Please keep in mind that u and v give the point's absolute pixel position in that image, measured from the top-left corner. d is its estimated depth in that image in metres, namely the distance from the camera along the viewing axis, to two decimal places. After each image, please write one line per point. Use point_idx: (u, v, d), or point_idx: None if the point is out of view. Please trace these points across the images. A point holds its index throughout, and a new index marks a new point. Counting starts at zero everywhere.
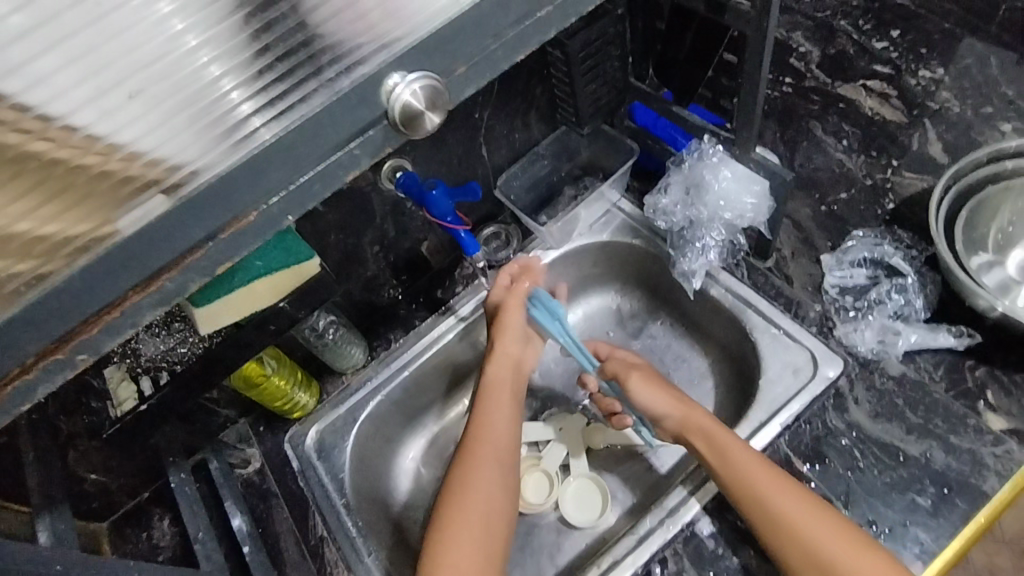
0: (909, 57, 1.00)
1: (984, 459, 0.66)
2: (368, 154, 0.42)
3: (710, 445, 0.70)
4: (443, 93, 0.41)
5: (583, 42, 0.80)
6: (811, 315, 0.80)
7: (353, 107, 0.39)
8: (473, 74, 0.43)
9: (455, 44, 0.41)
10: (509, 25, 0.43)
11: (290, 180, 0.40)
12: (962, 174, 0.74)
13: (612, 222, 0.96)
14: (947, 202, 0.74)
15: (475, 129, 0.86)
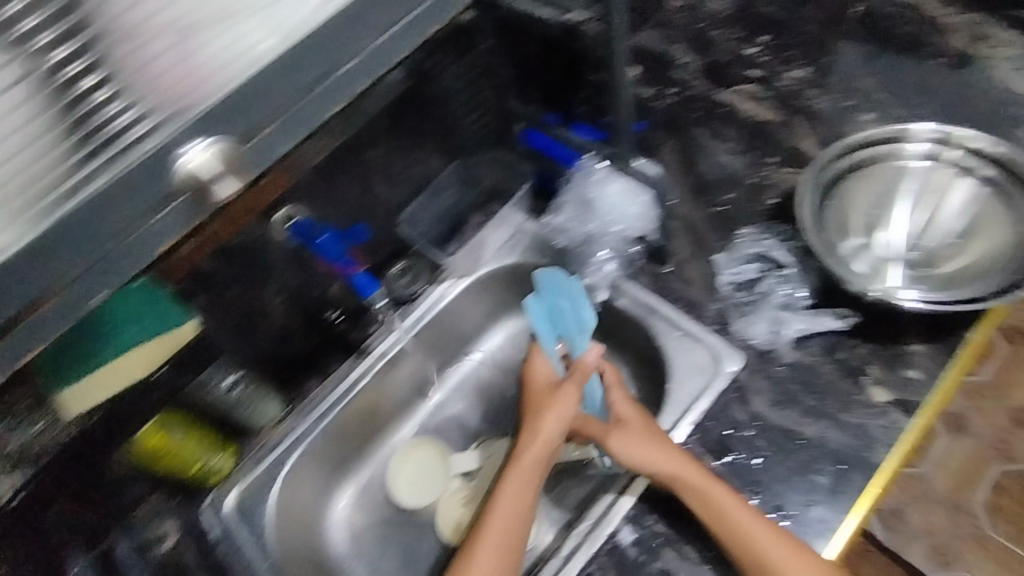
0: (778, 59, 1.07)
1: (873, 431, 0.71)
2: (180, 220, 0.46)
3: (701, 500, 0.67)
4: (239, 161, 0.46)
5: (453, 75, 0.85)
6: (710, 313, 0.83)
7: (140, 183, 0.42)
8: (281, 134, 0.48)
9: (253, 109, 0.45)
10: (308, 88, 0.47)
11: (96, 251, 0.43)
12: (822, 171, 0.80)
13: (521, 243, 0.96)
14: (816, 194, 0.78)
15: (368, 168, 0.85)
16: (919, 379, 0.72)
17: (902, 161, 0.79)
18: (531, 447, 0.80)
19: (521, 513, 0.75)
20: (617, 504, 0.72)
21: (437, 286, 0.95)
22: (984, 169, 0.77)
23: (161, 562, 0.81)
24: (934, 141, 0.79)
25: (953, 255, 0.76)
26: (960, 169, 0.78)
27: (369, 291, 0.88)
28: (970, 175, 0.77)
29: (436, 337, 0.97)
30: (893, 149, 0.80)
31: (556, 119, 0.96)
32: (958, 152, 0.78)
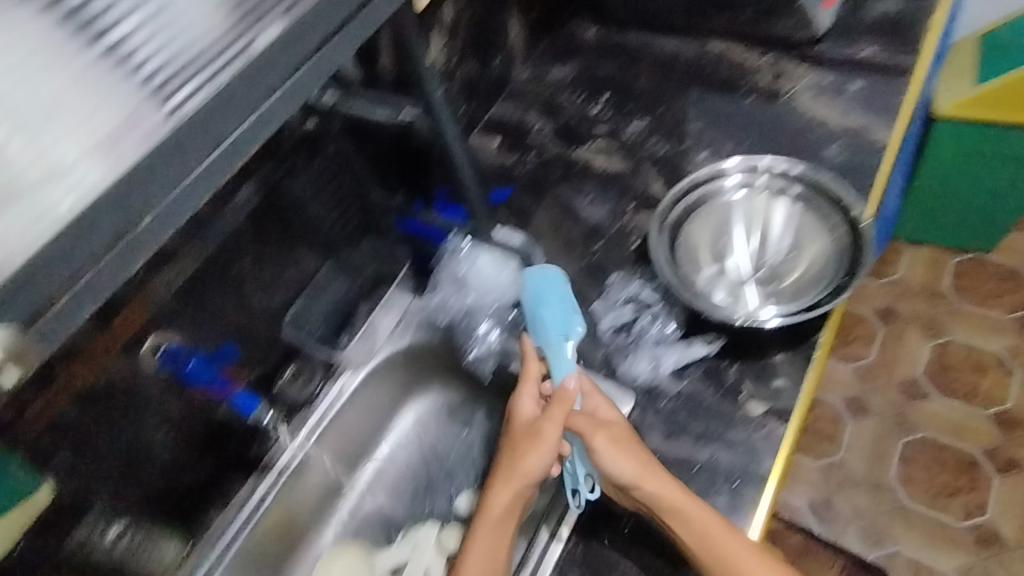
0: (620, 114, 1.18)
1: (756, 443, 0.76)
2: None
3: (685, 521, 0.67)
4: (33, 346, 0.43)
5: (308, 180, 0.86)
6: (597, 360, 0.87)
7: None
8: (105, 276, 0.46)
9: (68, 257, 0.43)
10: (101, 252, 0.45)
11: None
12: (664, 217, 0.87)
13: (411, 325, 0.99)
14: (663, 241, 0.85)
15: (240, 279, 0.84)
16: (787, 386, 0.79)
17: (725, 195, 0.88)
18: (508, 493, 0.72)
19: (495, 568, 0.69)
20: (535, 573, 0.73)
21: (333, 383, 0.96)
22: (792, 187, 0.87)
23: None
24: (744, 172, 0.88)
25: (792, 267, 0.83)
26: (773, 192, 0.87)
27: (249, 408, 0.88)
28: (784, 195, 0.87)
29: (342, 435, 0.96)
30: (714, 186, 0.88)
31: (421, 203, 1.01)
32: (766, 177, 0.88)
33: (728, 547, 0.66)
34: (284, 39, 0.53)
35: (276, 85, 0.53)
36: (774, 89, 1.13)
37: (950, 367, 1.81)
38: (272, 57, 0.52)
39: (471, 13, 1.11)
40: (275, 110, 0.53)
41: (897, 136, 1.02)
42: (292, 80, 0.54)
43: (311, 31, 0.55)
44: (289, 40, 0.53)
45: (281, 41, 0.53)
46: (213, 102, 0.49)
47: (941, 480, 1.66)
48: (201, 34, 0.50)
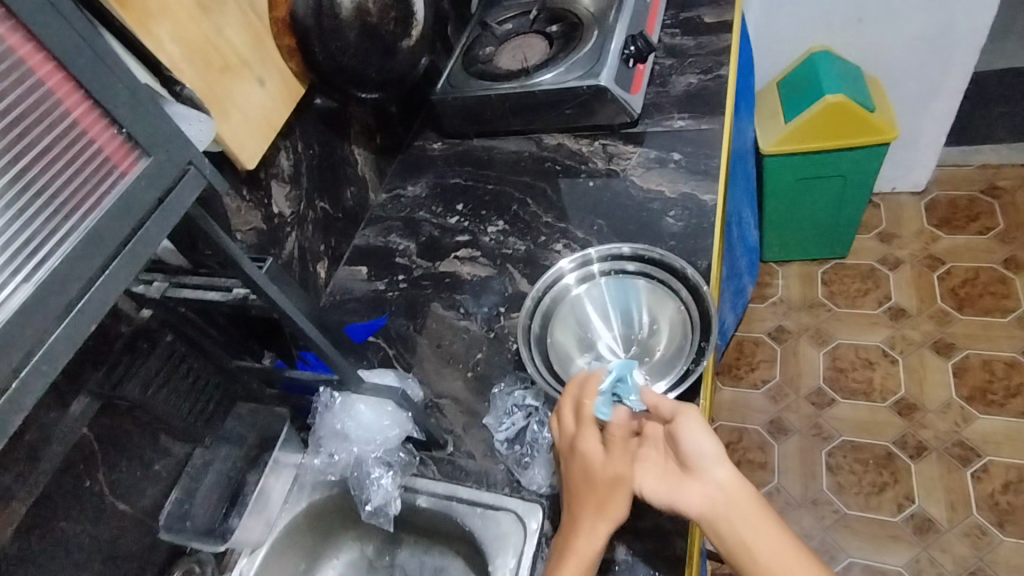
0: (477, 219, 1.23)
1: (667, 525, 0.79)
2: None
3: (751, 506, 0.68)
4: None
5: (145, 377, 0.78)
6: (500, 478, 0.85)
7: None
8: None
9: None
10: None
11: None
12: (527, 328, 0.88)
13: (305, 486, 0.94)
14: (534, 355, 0.86)
15: (96, 496, 0.77)
16: None
17: (572, 292, 0.91)
18: (602, 522, 0.70)
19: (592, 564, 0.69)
20: None
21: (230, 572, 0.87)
22: (628, 265, 0.92)
23: None
24: (578, 267, 0.92)
25: (658, 338, 0.87)
26: (612, 274, 0.91)
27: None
28: (623, 275, 0.91)
29: None
30: (558, 289, 0.91)
31: (282, 363, 0.99)
32: (601, 263, 0.92)
33: (776, 543, 0.67)
34: (38, 297, 0.45)
35: (36, 344, 0.46)
36: (610, 169, 1.23)
37: (845, 369, 1.93)
38: (24, 321, 0.44)
39: (309, 158, 1.13)
40: (40, 369, 0.46)
41: (721, 196, 1.12)
42: (56, 334, 0.47)
43: (74, 277, 0.47)
44: (43, 298, 0.45)
45: (35, 302, 0.45)
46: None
47: (869, 479, 1.73)
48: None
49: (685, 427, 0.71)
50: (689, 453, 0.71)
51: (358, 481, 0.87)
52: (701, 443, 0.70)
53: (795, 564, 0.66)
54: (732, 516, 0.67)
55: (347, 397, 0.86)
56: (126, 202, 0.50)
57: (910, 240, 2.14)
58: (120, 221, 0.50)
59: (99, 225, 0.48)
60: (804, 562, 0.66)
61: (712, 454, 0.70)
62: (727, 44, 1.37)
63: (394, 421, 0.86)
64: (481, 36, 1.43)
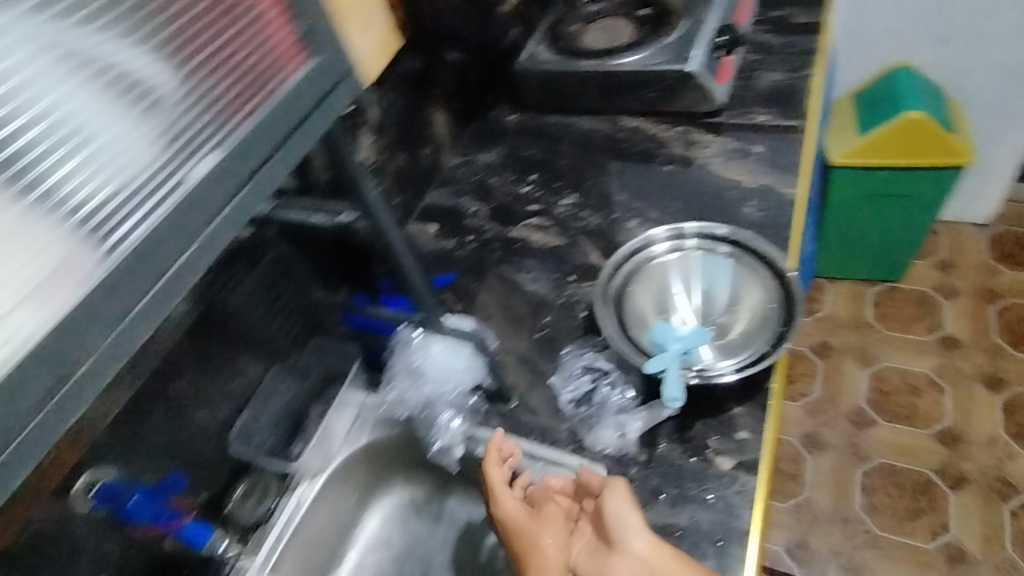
0: (549, 190, 1.24)
1: (733, 500, 0.75)
2: None
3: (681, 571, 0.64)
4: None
5: (250, 288, 0.86)
6: (563, 436, 0.86)
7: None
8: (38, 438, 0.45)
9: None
10: (48, 391, 0.45)
11: None
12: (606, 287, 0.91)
13: (367, 422, 0.96)
14: (607, 311, 0.88)
15: (179, 401, 0.80)
16: (749, 437, 0.80)
17: (657, 261, 0.92)
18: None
19: None
20: None
21: (291, 494, 0.90)
22: (720, 246, 0.92)
23: None
24: (671, 237, 0.94)
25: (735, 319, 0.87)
26: (703, 251, 0.92)
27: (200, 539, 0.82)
28: (713, 254, 0.92)
29: (304, 553, 0.90)
30: (644, 255, 0.93)
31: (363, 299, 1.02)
32: (695, 239, 0.93)
33: None
34: (222, 167, 0.53)
35: (218, 211, 0.54)
36: (688, 155, 1.23)
37: (888, 393, 1.90)
38: (210, 187, 0.53)
39: (396, 112, 1.16)
40: (217, 235, 0.54)
41: (802, 191, 1.12)
42: (232, 203, 0.55)
43: (250, 155, 0.55)
44: (228, 170, 0.54)
45: (221, 171, 0.53)
46: (152, 239, 0.49)
47: (904, 504, 1.71)
48: (130, 166, 0.49)
49: (608, 499, 0.71)
50: (611, 524, 0.69)
51: (426, 420, 0.90)
52: (624, 510, 0.69)
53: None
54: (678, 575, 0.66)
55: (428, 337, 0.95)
56: (294, 95, 0.58)
57: (969, 271, 2.10)
58: (287, 113, 0.58)
59: (273, 111, 0.57)
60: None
61: (636, 522, 0.68)
62: (815, 46, 1.36)
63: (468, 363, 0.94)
64: (568, 13, 1.44)
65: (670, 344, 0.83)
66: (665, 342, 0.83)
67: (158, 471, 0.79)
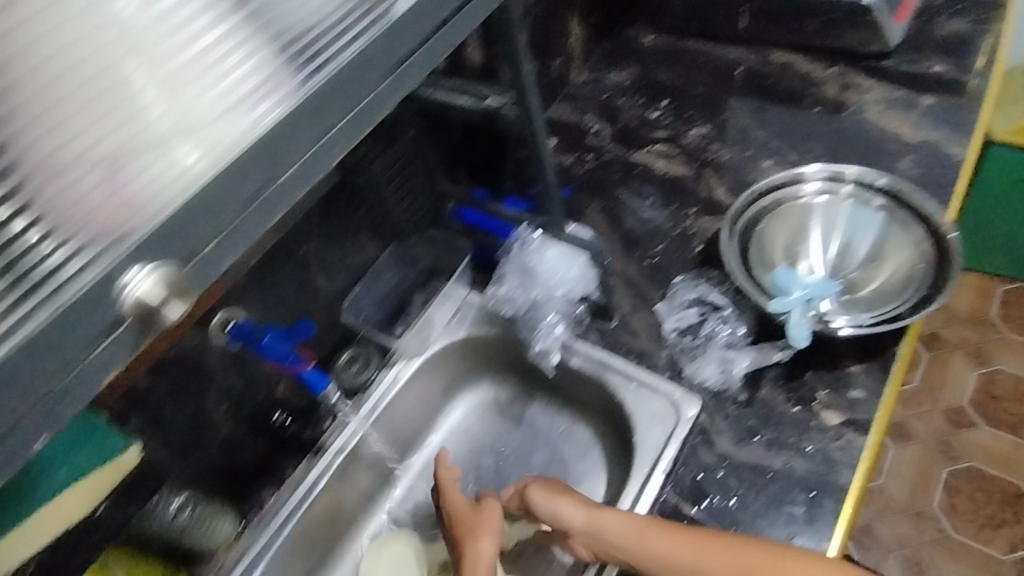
0: (680, 118, 1.18)
1: (834, 454, 0.73)
2: (127, 347, 0.43)
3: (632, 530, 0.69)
4: (183, 279, 0.43)
5: (384, 165, 0.89)
6: (661, 361, 0.85)
7: (88, 315, 0.39)
8: (227, 244, 0.46)
9: (205, 217, 0.43)
10: (247, 201, 0.46)
11: (61, 372, 0.39)
12: (737, 218, 0.86)
13: (466, 316, 0.96)
14: (733, 243, 0.84)
15: (304, 263, 0.85)
16: (863, 397, 0.76)
17: (800, 202, 0.86)
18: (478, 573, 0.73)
19: None
20: None
21: (388, 370, 0.93)
22: (875, 199, 0.85)
23: None
24: (827, 178, 0.87)
25: (870, 278, 0.82)
26: (855, 202, 0.85)
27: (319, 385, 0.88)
28: (865, 206, 0.85)
29: (394, 425, 0.95)
30: (787, 193, 0.87)
31: (485, 194, 1.00)
32: (852, 186, 0.86)
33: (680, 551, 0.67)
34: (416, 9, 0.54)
35: (405, 57, 0.55)
36: (841, 99, 1.12)
37: (998, 397, 1.75)
38: (405, 28, 0.54)
39: (536, 13, 1.11)
40: (402, 79, 0.55)
41: (971, 155, 1.00)
42: (418, 53, 0.56)
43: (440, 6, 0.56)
44: (421, 13, 0.55)
45: (415, 14, 0.54)
46: (346, 74, 0.50)
47: (987, 512, 1.61)
48: (324, 6, 0.51)
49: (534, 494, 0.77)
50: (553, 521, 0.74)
51: (529, 321, 0.91)
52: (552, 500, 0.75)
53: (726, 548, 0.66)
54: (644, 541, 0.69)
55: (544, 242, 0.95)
56: None
57: None
58: None
59: None
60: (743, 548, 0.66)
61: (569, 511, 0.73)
62: None
63: (580, 272, 0.93)
64: None
65: (790, 287, 0.80)
66: (786, 287, 0.79)
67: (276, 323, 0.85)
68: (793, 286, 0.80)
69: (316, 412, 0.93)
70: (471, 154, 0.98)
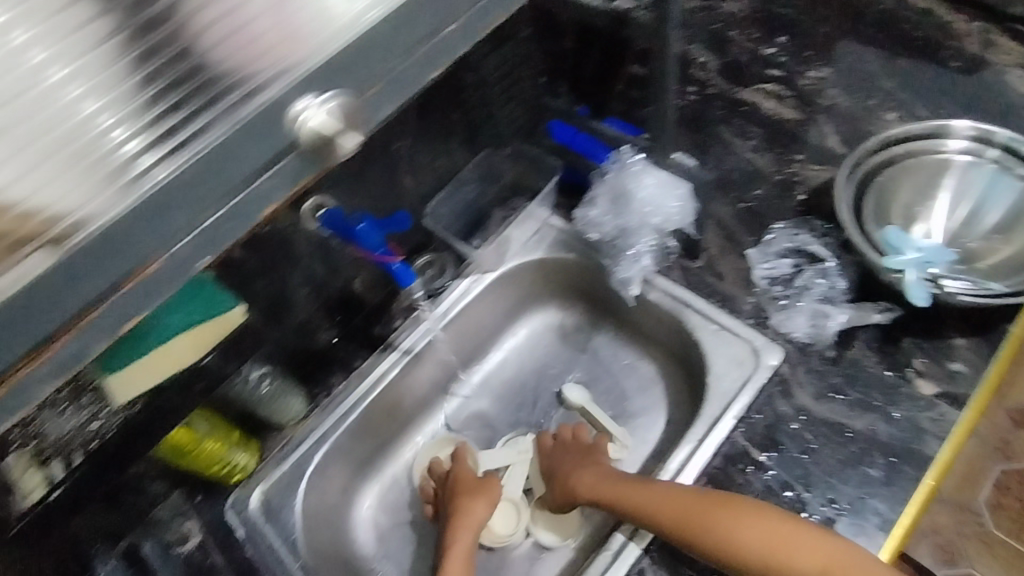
0: (798, 60, 1.02)
1: (922, 424, 0.70)
2: (287, 182, 0.43)
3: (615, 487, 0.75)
4: (358, 112, 0.43)
5: (496, 62, 0.82)
6: (746, 307, 0.82)
7: (256, 139, 0.39)
8: (389, 93, 0.45)
9: (366, 63, 0.42)
10: (410, 45, 0.44)
11: (216, 204, 0.40)
12: (861, 162, 0.81)
13: (545, 239, 0.95)
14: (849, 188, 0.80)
15: (394, 159, 0.82)
16: (964, 371, 0.72)
17: (936, 157, 0.80)
18: (469, 533, 0.80)
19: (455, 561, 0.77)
20: (625, 552, 0.69)
21: (461, 280, 0.93)
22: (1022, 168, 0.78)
23: (181, 564, 0.76)
24: (973, 138, 0.80)
25: (991, 251, 0.77)
26: (996, 167, 0.79)
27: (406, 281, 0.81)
28: (1008, 174, 0.78)
29: (461, 334, 0.96)
30: (924, 146, 0.81)
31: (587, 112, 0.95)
32: (999, 150, 0.79)
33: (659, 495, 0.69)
34: None
35: None
36: (983, 57, 1.00)
37: None
38: None
39: None
40: None
41: None
42: None
43: None
44: None
45: None
46: None
47: None
48: None
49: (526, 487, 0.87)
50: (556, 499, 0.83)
51: (615, 248, 0.89)
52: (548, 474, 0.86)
53: (726, 530, 0.64)
54: (643, 510, 0.69)
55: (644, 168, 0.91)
56: None
57: None
58: None
59: None
60: (746, 531, 0.63)
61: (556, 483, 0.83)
62: None
63: (680, 205, 0.88)
64: None
65: (905, 247, 0.75)
66: (900, 249, 0.74)
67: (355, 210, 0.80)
68: (907, 247, 0.75)
69: (389, 310, 0.93)
70: (582, 65, 0.90)
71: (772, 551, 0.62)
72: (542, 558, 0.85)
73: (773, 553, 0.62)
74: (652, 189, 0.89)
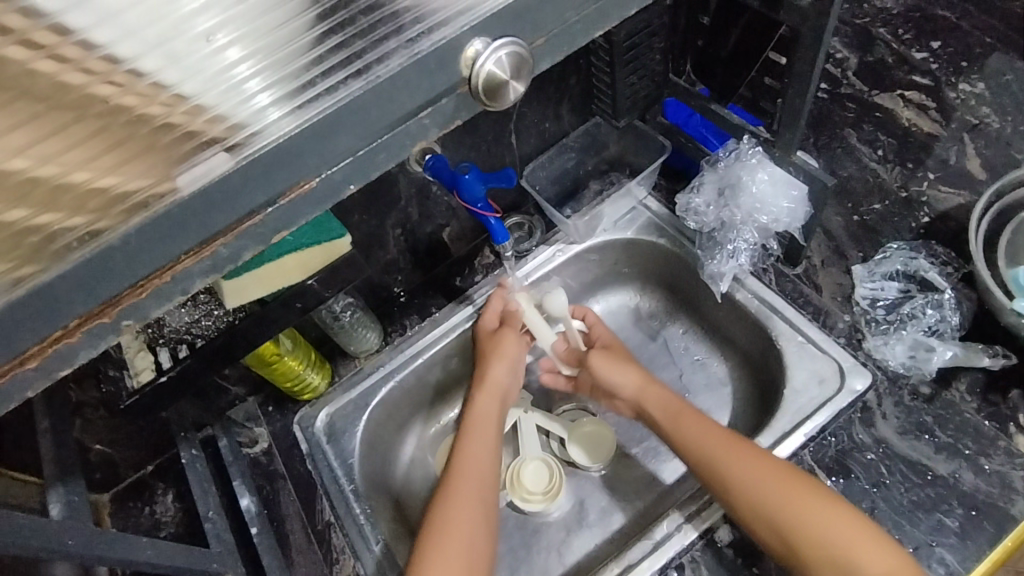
0: (950, 70, 0.92)
1: (1014, 482, 0.66)
2: (437, 125, 0.39)
3: (703, 433, 0.71)
4: (528, 61, 0.38)
5: (628, 31, 0.77)
6: (839, 325, 0.78)
7: (430, 72, 0.36)
8: (551, 48, 0.40)
9: (539, 14, 0.38)
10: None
11: (365, 140, 0.36)
12: (1006, 190, 0.76)
13: (637, 220, 0.92)
14: (986, 217, 0.75)
15: (506, 114, 0.82)
16: None
17: None
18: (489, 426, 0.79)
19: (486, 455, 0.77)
20: (663, 545, 0.69)
21: (548, 247, 0.92)
22: None
23: (247, 464, 0.82)
24: None
25: None
26: None
27: (499, 238, 0.81)
28: None
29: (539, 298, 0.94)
30: None
31: (709, 94, 0.89)
32: None
33: (759, 465, 0.66)
34: None
35: None
36: None
37: None
38: None
39: None
40: None
41: None
42: None
43: None
44: None
45: None
46: None
47: None
48: None
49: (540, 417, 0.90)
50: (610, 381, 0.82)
51: (713, 240, 0.85)
52: (615, 371, 0.81)
53: (801, 516, 0.62)
54: (709, 455, 0.69)
55: (762, 160, 0.81)
56: None
57: None
58: None
59: None
60: (815, 513, 0.62)
61: (623, 376, 0.81)
62: None
63: (792, 207, 0.79)
64: None
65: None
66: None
67: (462, 158, 0.82)
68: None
69: (471, 263, 0.95)
70: (713, 44, 0.85)
71: (832, 532, 0.61)
72: (578, 532, 0.85)
73: (849, 561, 0.60)
74: (766, 185, 0.80)
